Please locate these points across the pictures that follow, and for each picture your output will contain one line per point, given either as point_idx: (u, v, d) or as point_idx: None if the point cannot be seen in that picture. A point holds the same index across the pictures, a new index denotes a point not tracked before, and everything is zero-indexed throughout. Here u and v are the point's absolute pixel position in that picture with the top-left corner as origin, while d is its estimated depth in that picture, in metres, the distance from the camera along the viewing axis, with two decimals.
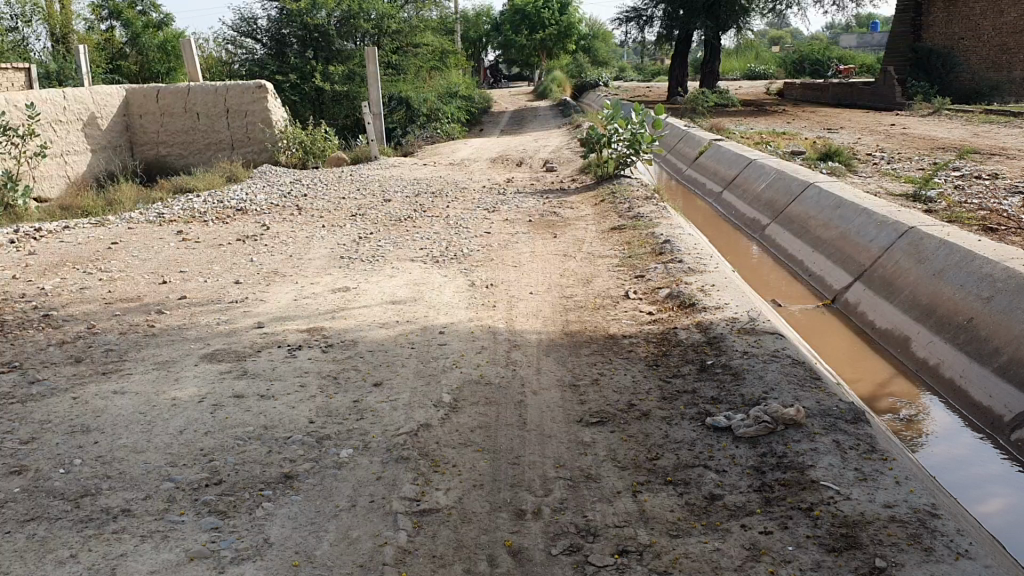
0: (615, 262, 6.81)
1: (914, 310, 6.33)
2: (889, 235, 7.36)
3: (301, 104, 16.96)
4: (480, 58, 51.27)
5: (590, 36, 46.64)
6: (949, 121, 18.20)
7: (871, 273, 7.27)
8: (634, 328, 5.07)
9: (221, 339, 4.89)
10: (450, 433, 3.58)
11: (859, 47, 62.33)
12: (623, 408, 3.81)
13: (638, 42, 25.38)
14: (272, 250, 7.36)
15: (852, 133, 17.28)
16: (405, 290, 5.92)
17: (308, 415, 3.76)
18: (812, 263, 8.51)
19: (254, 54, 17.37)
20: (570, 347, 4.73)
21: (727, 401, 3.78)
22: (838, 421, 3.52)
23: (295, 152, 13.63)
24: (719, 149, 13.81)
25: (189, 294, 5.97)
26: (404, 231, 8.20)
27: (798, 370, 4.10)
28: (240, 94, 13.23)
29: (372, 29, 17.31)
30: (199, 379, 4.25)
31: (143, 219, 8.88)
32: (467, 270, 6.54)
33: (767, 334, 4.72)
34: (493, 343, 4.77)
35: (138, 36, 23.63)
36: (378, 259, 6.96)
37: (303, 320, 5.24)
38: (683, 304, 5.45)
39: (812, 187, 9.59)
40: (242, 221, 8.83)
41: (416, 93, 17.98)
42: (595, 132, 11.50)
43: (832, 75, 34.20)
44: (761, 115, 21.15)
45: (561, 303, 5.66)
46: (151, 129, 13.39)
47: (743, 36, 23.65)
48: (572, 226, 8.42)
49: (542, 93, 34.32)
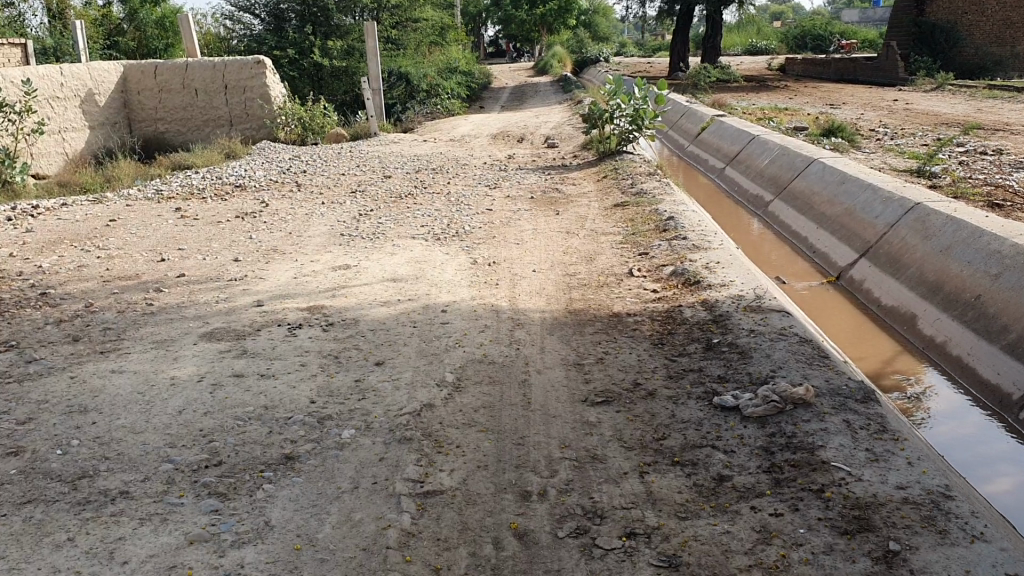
0: (619, 238, 6.74)
1: (919, 287, 6.26)
2: (895, 211, 7.29)
3: (300, 80, 16.82)
4: (480, 34, 50.93)
5: (590, 11, 46.29)
6: (953, 96, 18.07)
7: (876, 250, 7.20)
8: (639, 306, 5.00)
9: (220, 317, 4.83)
10: (453, 413, 3.52)
11: (861, 22, 61.90)
12: (629, 387, 3.75)
13: (639, 17, 25.16)
14: (272, 227, 7.29)
15: (854, 108, 17.15)
16: (406, 267, 5.85)
17: (309, 395, 3.71)
18: (816, 240, 8.44)
19: (252, 29, 17.16)
20: (574, 325, 4.67)
21: (734, 380, 3.72)
22: (847, 400, 3.47)
23: (294, 128, 13.57)
24: (722, 125, 13.70)
25: (188, 271, 5.90)
26: (405, 208, 8.12)
27: (805, 349, 4.04)
28: (239, 69, 13.10)
29: (371, 4, 17.13)
30: (198, 358, 4.19)
31: (142, 196, 8.80)
32: (469, 247, 6.47)
33: (773, 312, 4.66)
34: (496, 321, 4.71)
35: (135, 11, 23.44)
36: (379, 236, 6.89)
37: (303, 298, 5.18)
38: (688, 281, 5.38)
39: (816, 163, 9.50)
40: (241, 198, 8.75)
41: (416, 69, 17.86)
42: (597, 108, 11.39)
43: (834, 50, 33.99)
44: (763, 91, 21.01)
45: (564, 280, 5.59)
46: (150, 105, 13.28)
47: (745, 11, 23.45)
48: (575, 203, 8.34)
49: (542, 69, 34.10)
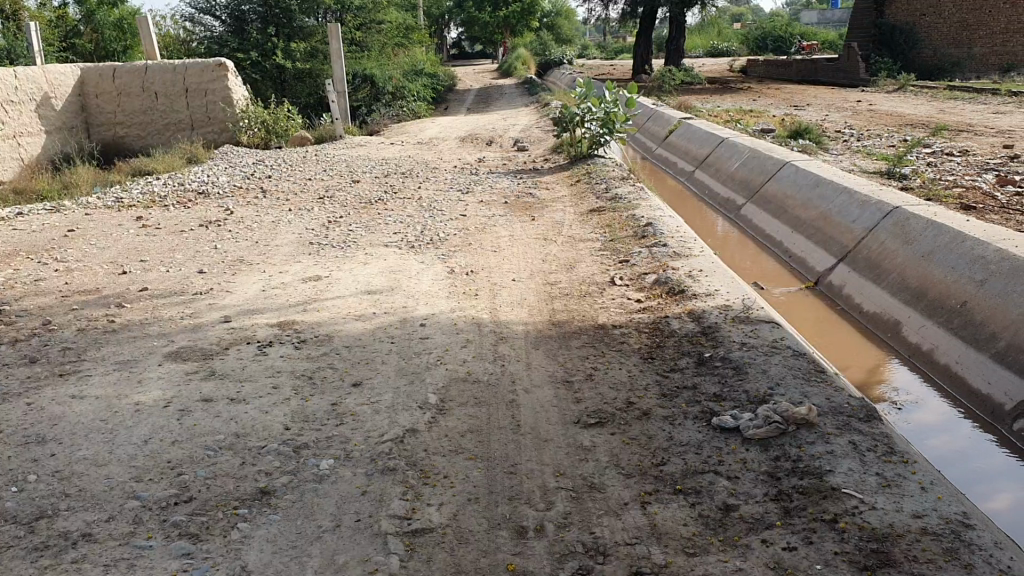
0: (597, 245, 6.58)
1: (902, 293, 6.16)
2: (872, 215, 7.20)
3: (263, 83, 16.52)
4: (443, 35, 50.63)
5: (552, 12, 46.25)
6: (914, 97, 18.19)
7: (855, 255, 7.10)
8: (623, 317, 4.83)
9: (186, 335, 4.60)
10: (439, 439, 3.34)
11: (820, 23, 62.48)
12: (622, 406, 3.58)
13: (602, 19, 25.06)
14: (238, 236, 7.04)
15: (819, 110, 17.18)
16: (381, 278, 5.65)
17: (283, 422, 3.51)
18: (791, 244, 8.34)
19: (213, 30, 16.71)
20: (558, 339, 4.49)
21: (731, 398, 3.57)
22: (851, 420, 3.33)
23: (257, 132, 13.34)
24: (690, 127, 13.62)
25: (150, 285, 5.63)
26: (375, 215, 7.90)
27: (801, 363, 3.90)
28: (199, 72, 12.83)
29: (334, 5, 16.82)
30: (163, 381, 3.95)
31: (100, 204, 8.49)
32: (444, 256, 6.27)
33: (763, 323, 4.51)
34: (479, 335, 4.52)
35: (92, 13, 22.94)
36: (350, 244, 6.68)
37: (273, 312, 4.96)
38: (672, 290, 5.22)
39: (789, 166, 9.42)
40: (204, 205, 8.47)
41: (381, 71, 17.62)
42: (568, 111, 11.23)
43: (794, 52, 34.22)
44: (728, 93, 21.00)
45: (545, 290, 5.41)
46: (108, 109, 12.86)
47: (708, 12, 23.43)
48: (549, 208, 8.18)
49: (506, 71, 33.94)
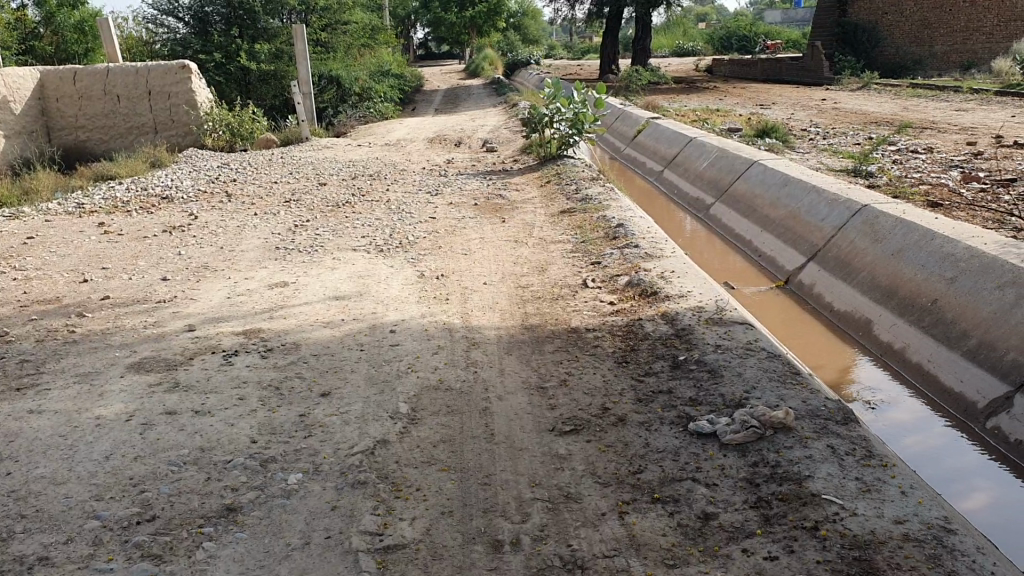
0: (568, 247, 6.51)
1: (872, 292, 6.15)
2: (841, 214, 7.21)
3: (228, 86, 16.25)
4: (409, 36, 50.36)
5: (519, 13, 46.20)
6: (878, 95, 18.35)
7: (825, 253, 7.10)
8: (597, 320, 4.77)
9: (149, 345, 4.47)
10: (410, 450, 3.26)
11: (783, 22, 62.95)
12: (596, 412, 3.52)
13: (568, 19, 25.04)
14: (202, 241, 6.90)
15: (785, 108, 17.26)
16: (349, 283, 5.54)
17: (249, 435, 3.42)
18: (760, 243, 8.33)
19: (176, 33, 16.45)
20: (531, 343, 4.42)
21: (708, 402, 3.52)
22: (828, 423, 3.30)
23: (222, 135, 13.11)
24: (658, 127, 13.62)
25: (112, 294, 5.49)
26: (343, 218, 7.79)
27: (776, 365, 3.87)
28: (162, 75, 12.64)
29: (299, 6, 16.64)
30: (125, 394, 3.83)
31: (61, 211, 8.30)
32: (413, 259, 6.18)
33: (737, 324, 4.47)
34: (450, 341, 4.44)
35: (52, 15, 22.37)
36: (317, 249, 6.56)
37: (239, 320, 4.84)
38: (645, 292, 5.16)
39: (757, 165, 9.43)
40: (167, 210, 8.31)
41: (347, 72, 17.45)
42: (537, 112, 11.17)
43: (759, 51, 34.44)
44: (695, 92, 21.05)
45: (517, 294, 5.34)
46: (69, 113, 12.60)
47: (673, 12, 23.48)
48: (519, 209, 8.11)
49: (473, 72, 33.83)
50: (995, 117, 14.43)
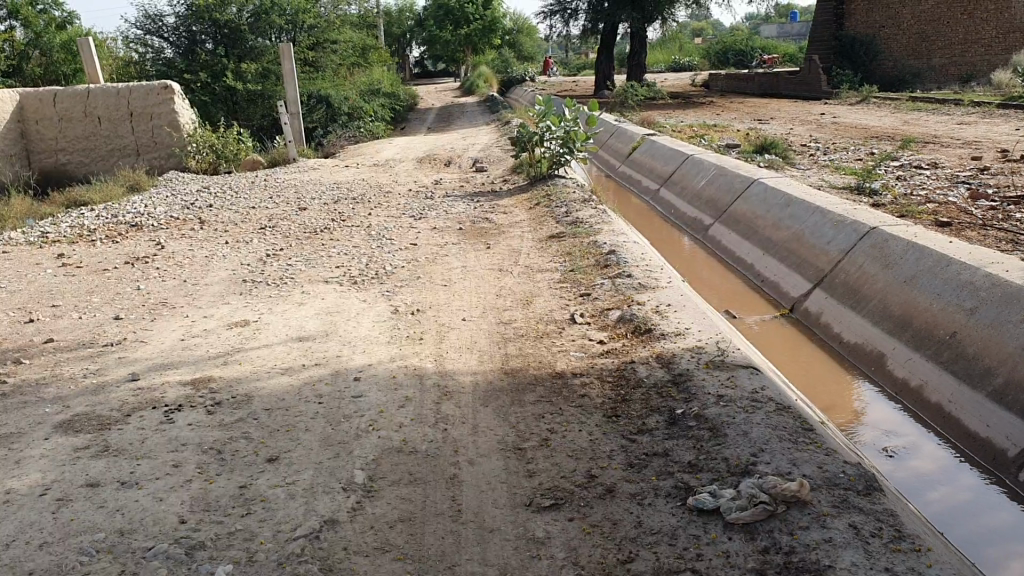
0: (556, 276, 6.07)
1: (885, 322, 5.69)
2: (849, 235, 6.76)
3: (214, 105, 15.85)
4: (405, 55, 50.09)
5: (514, 30, 45.94)
6: (877, 109, 17.91)
7: (831, 279, 6.63)
8: (584, 363, 4.30)
9: (84, 399, 4.00)
10: (362, 534, 2.79)
11: (779, 36, 62.75)
12: (582, 482, 3.06)
13: (563, 36, 24.70)
14: (164, 274, 6.44)
15: (783, 124, 16.84)
16: (316, 321, 5.08)
17: (179, 512, 2.96)
18: (762, 268, 7.87)
19: (162, 53, 16.05)
20: (510, 392, 3.94)
21: (709, 469, 3.06)
22: (848, 495, 2.84)
23: (205, 156, 12.52)
24: (653, 144, 13.20)
25: (55, 335, 5.02)
26: (319, 246, 7.34)
27: (785, 421, 3.41)
28: (144, 95, 12.10)
29: (287, 25, 16.23)
30: (44, 461, 3.36)
31: (21, 241, 7.85)
32: (389, 292, 5.73)
33: (740, 369, 4.00)
34: (420, 390, 3.97)
35: (39, 36, 22.00)
36: (286, 281, 6.10)
37: (189, 367, 4.39)
38: (638, 329, 4.69)
39: (757, 183, 8.99)
40: (134, 239, 7.87)
41: (336, 91, 16.98)
42: (526, 130, 10.70)
43: (755, 65, 34.10)
44: (691, 107, 20.68)
45: (498, 332, 4.88)
46: (48, 136, 12.24)
47: (668, 27, 23.12)
48: (506, 234, 7.68)
49: (467, 90, 33.49)
50: (999, 130, 14.00)
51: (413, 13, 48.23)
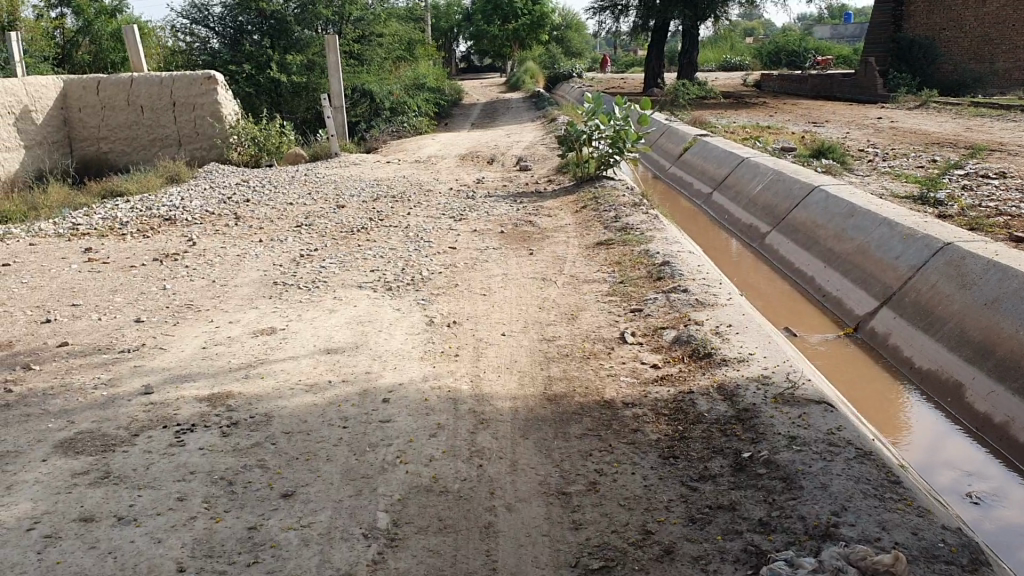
0: (604, 288, 5.67)
1: (961, 348, 5.18)
2: (920, 251, 6.25)
3: (257, 97, 15.55)
4: (452, 49, 49.85)
5: (563, 26, 45.36)
6: (937, 114, 17.21)
7: (899, 297, 6.14)
8: (636, 391, 3.90)
9: (91, 414, 3.68)
10: None
11: (832, 37, 61.67)
12: (636, 539, 2.67)
13: (612, 32, 24.19)
14: (192, 273, 6.13)
15: (839, 127, 16.23)
16: (346, 332, 4.74)
17: (179, 558, 2.61)
18: (823, 281, 7.38)
19: (208, 44, 15.79)
20: (554, 422, 3.55)
21: (785, 530, 2.65)
22: (952, 571, 2.42)
23: (247, 149, 12.34)
24: (706, 145, 12.72)
25: (70, 339, 4.72)
26: (355, 247, 7.02)
27: (869, 471, 2.98)
28: (187, 85, 11.87)
29: (332, 16, 15.95)
30: (37, 488, 3.03)
31: (51, 233, 7.63)
32: (425, 301, 5.37)
33: (813, 405, 3.58)
34: (454, 416, 3.60)
35: (90, 23, 21.70)
36: (318, 284, 5.79)
37: (206, 380, 4.06)
38: (695, 354, 4.27)
39: (818, 190, 8.48)
40: (165, 234, 7.60)
41: (380, 86, 16.64)
42: (574, 128, 10.28)
43: (808, 66, 33.37)
44: (743, 108, 20.12)
45: (541, 350, 4.49)
46: (91, 123, 11.88)
47: (721, 25, 22.50)
48: (551, 239, 7.29)
49: (513, 85, 33.14)
50: None
51: (462, 7, 48.10)
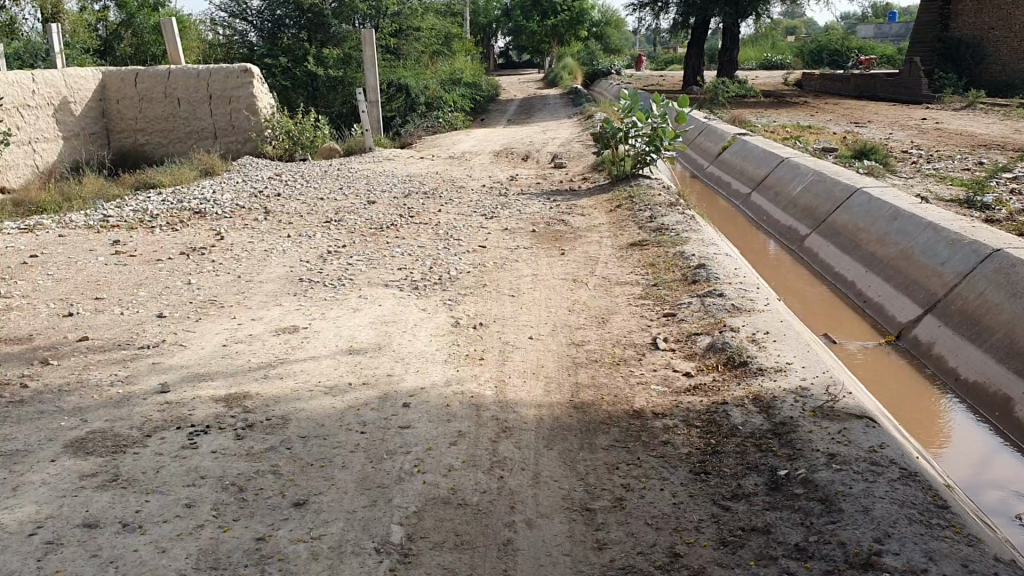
0: (637, 290, 5.51)
1: (1011, 361, 4.93)
2: (968, 258, 6.00)
3: (294, 91, 15.52)
4: (491, 45, 49.73)
5: (602, 22, 44.99)
6: (984, 116, 16.73)
7: (945, 304, 5.90)
8: (668, 400, 3.74)
9: (105, 413, 3.59)
10: None
11: (878, 36, 60.60)
12: (663, 563, 2.51)
13: (652, 29, 23.93)
14: (217, 268, 6.06)
15: (882, 128, 15.86)
16: (369, 332, 4.61)
17: (182, 570, 2.49)
18: (864, 286, 7.14)
19: (246, 37, 15.82)
20: (581, 433, 3.40)
21: (823, 558, 2.48)
22: None
23: (281, 142, 12.18)
24: (745, 144, 12.48)
25: (92, 333, 4.65)
26: (383, 244, 6.90)
27: (915, 494, 2.79)
28: (224, 78, 11.77)
29: (370, 10, 15.88)
30: (44, 490, 2.93)
31: (81, 224, 7.62)
32: (452, 301, 5.24)
33: (855, 421, 3.38)
34: (477, 423, 3.46)
35: (132, 16, 21.61)
36: (344, 282, 5.68)
37: (224, 380, 3.95)
38: (730, 362, 4.10)
39: (860, 192, 8.24)
40: (194, 228, 7.55)
41: (415, 80, 16.52)
42: (610, 125, 10.09)
43: (851, 66, 32.75)
44: (783, 107, 19.77)
45: (570, 355, 4.33)
46: (129, 115, 11.93)
47: (762, 23, 22.11)
48: (584, 239, 7.13)
49: (550, 81, 32.94)
50: None
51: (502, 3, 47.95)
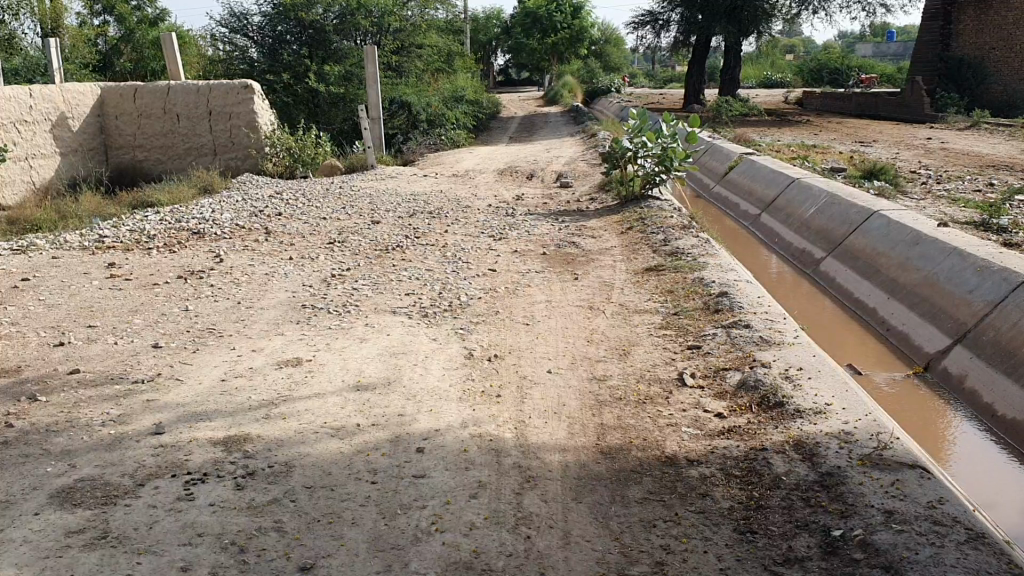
0: (657, 319, 5.26)
1: None
2: (996, 286, 5.50)
3: (295, 107, 15.33)
4: (490, 62, 49.63)
5: (602, 40, 44.74)
6: (989, 136, 16.52)
7: (975, 335, 5.35)
8: (701, 445, 3.47)
9: (94, 457, 3.32)
10: None
11: (875, 54, 60.56)
12: None
13: (651, 47, 23.74)
14: (217, 294, 5.80)
15: (888, 147, 15.65)
16: (378, 365, 4.35)
17: None
18: (887, 314, 6.67)
19: (247, 53, 15.53)
20: (611, 484, 3.14)
21: None
22: None
23: (282, 159, 11.95)
24: (753, 164, 12.24)
25: (83, 365, 4.38)
26: (389, 267, 6.64)
27: (988, 561, 2.54)
28: (223, 94, 11.54)
29: (373, 27, 15.68)
30: (22, 552, 2.66)
31: (76, 245, 7.36)
32: (463, 330, 4.99)
33: (908, 471, 3.12)
34: (498, 473, 3.19)
35: (131, 32, 21.39)
36: (350, 309, 5.42)
37: (223, 419, 3.69)
38: (764, 403, 3.84)
39: (879, 217, 7.88)
40: (193, 249, 7.31)
41: (417, 97, 16.30)
42: (619, 145, 9.84)
43: (852, 85, 32.62)
44: (787, 126, 19.57)
45: (592, 392, 4.06)
46: (127, 131, 11.62)
47: (762, 40, 21.88)
48: (596, 263, 6.89)
49: (551, 98, 32.71)
50: None
51: (501, 20, 47.82)
